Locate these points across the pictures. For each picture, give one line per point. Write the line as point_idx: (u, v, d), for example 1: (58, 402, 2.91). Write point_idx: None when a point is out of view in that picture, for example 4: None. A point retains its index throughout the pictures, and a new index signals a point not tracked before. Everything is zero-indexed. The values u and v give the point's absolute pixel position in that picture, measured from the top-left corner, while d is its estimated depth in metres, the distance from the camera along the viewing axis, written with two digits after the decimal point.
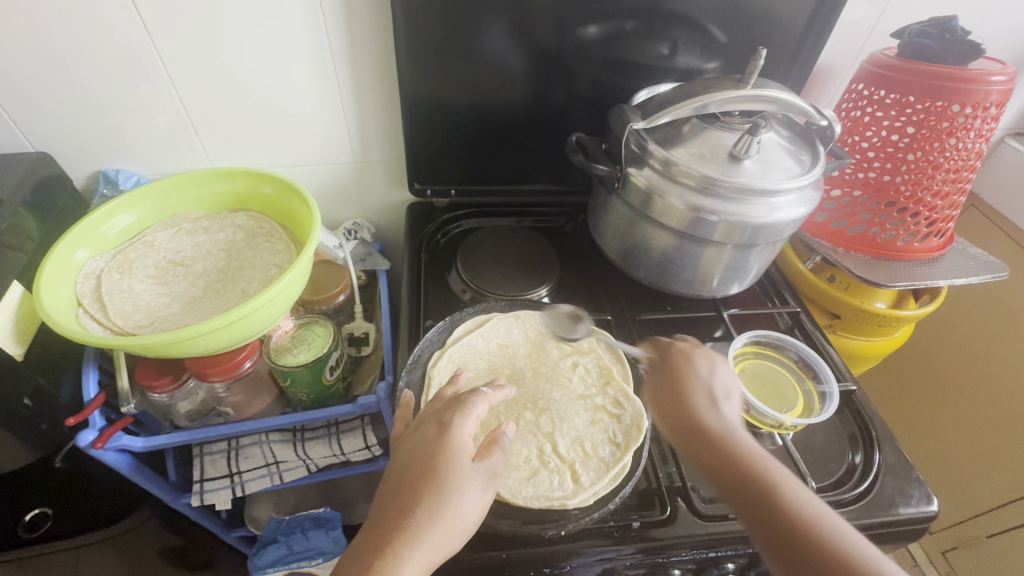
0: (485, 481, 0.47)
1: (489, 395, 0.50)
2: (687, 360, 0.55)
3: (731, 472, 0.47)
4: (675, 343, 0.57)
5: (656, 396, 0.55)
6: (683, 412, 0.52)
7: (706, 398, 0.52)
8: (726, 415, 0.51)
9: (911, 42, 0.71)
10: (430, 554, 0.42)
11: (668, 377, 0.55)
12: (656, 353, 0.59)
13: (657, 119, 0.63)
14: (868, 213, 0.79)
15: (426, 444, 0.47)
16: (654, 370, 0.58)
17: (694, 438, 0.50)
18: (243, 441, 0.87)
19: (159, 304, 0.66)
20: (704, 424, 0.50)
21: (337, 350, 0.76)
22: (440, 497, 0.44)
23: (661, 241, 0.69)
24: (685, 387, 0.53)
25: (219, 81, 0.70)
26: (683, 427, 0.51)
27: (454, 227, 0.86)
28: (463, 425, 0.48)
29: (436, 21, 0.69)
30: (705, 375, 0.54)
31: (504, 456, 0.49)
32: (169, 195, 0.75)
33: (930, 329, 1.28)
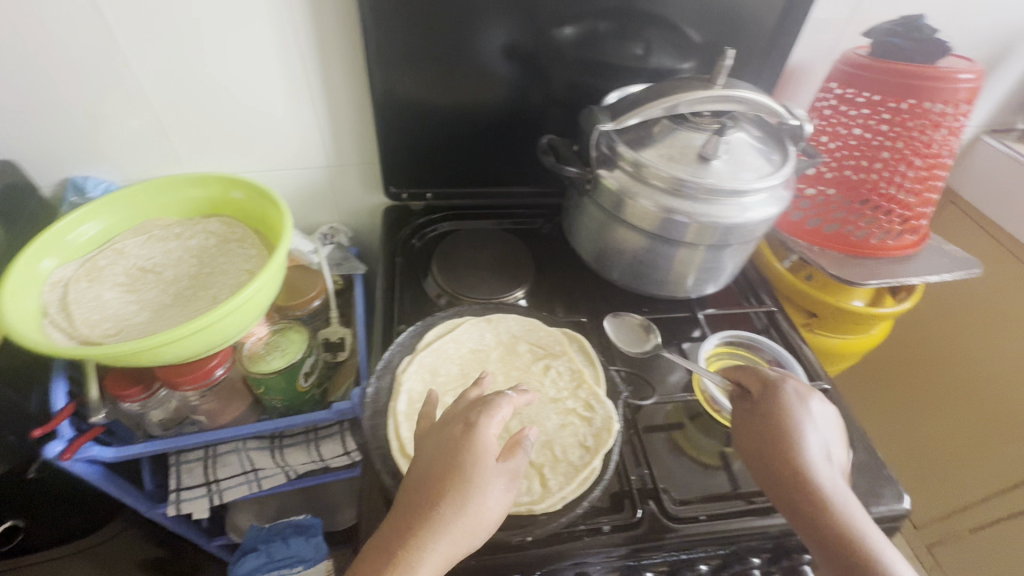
0: (508, 481, 0.45)
1: (514, 399, 0.48)
2: (802, 403, 0.55)
3: (831, 530, 0.47)
4: (789, 381, 0.57)
5: (758, 430, 0.55)
6: (789, 454, 0.52)
7: (819, 450, 0.52)
8: (835, 472, 0.51)
9: (881, 41, 0.71)
10: (452, 548, 0.42)
11: (771, 406, 0.55)
12: (757, 386, 0.58)
13: (625, 120, 0.63)
14: (842, 211, 0.78)
15: (450, 442, 0.45)
16: (754, 401, 0.57)
17: (797, 484, 0.50)
18: (221, 448, 0.86)
19: (127, 312, 0.66)
20: (812, 473, 0.50)
21: (312, 355, 0.75)
22: (465, 493, 0.43)
23: (634, 243, 0.69)
24: (797, 431, 0.53)
25: (191, 84, 0.69)
26: (788, 471, 0.51)
27: (429, 229, 0.86)
28: (488, 425, 0.46)
29: (406, 23, 0.69)
30: (821, 424, 0.54)
31: (527, 459, 0.47)
32: (139, 202, 0.74)
33: (911, 326, 1.30)
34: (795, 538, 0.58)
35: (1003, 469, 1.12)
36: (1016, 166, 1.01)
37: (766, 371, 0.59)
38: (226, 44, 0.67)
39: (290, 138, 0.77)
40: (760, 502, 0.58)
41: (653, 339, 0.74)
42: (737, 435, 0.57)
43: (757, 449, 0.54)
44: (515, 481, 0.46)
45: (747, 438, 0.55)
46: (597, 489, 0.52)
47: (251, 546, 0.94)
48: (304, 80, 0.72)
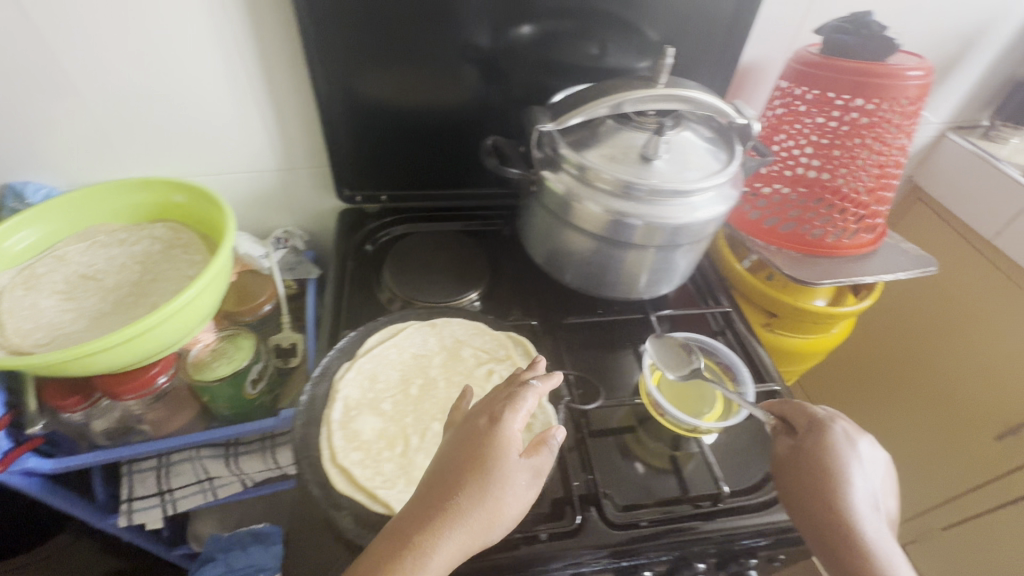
0: (530, 478, 0.45)
1: (540, 388, 0.47)
2: (850, 445, 0.54)
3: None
4: (837, 421, 0.56)
5: (801, 467, 0.54)
6: (830, 493, 0.51)
7: (867, 495, 0.51)
8: (881, 520, 0.50)
9: (830, 38, 0.70)
10: (467, 540, 0.41)
11: (818, 442, 0.54)
12: (803, 423, 0.57)
13: (567, 121, 0.62)
14: (797, 210, 0.77)
15: (473, 433, 0.44)
16: (798, 437, 0.56)
17: (838, 527, 0.49)
18: (174, 457, 0.84)
19: (62, 321, 0.64)
20: (855, 517, 0.50)
21: (261, 362, 0.74)
22: (489, 486, 0.42)
23: (582, 244, 0.68)
24: (844, 473, 0.52)
25: (133, 86, 0.68)
26: (832, 515, 0.50)
27: (382, 233, 0.85)
28: (512, 420, 0.45)
29: (348, 23, 0.68)
30: (868, 468, 0.53)
31: (552, 458, 0.46)
32: (80, 209, 0.73)
33: (882, 323, 1.30)
34: (740, 543, 0.57)
35: (971, 465, 1.12)
36: (982, 164, 1.01)
37: (813, 408, 0.58)
38: (171, 45, 0.65)
39: (241, 140, 0.76)
40: (703, 507, 0.58)
41: (606, 341, 0.73)
42: (778, 469, 0.56)
43: (800, 487, 0.53)
44: (538, 478, 0.45)
45: (791, 476, 0.54)
46: None
47: (210, 556, 0.92)
48: (252, 81, 0.71)
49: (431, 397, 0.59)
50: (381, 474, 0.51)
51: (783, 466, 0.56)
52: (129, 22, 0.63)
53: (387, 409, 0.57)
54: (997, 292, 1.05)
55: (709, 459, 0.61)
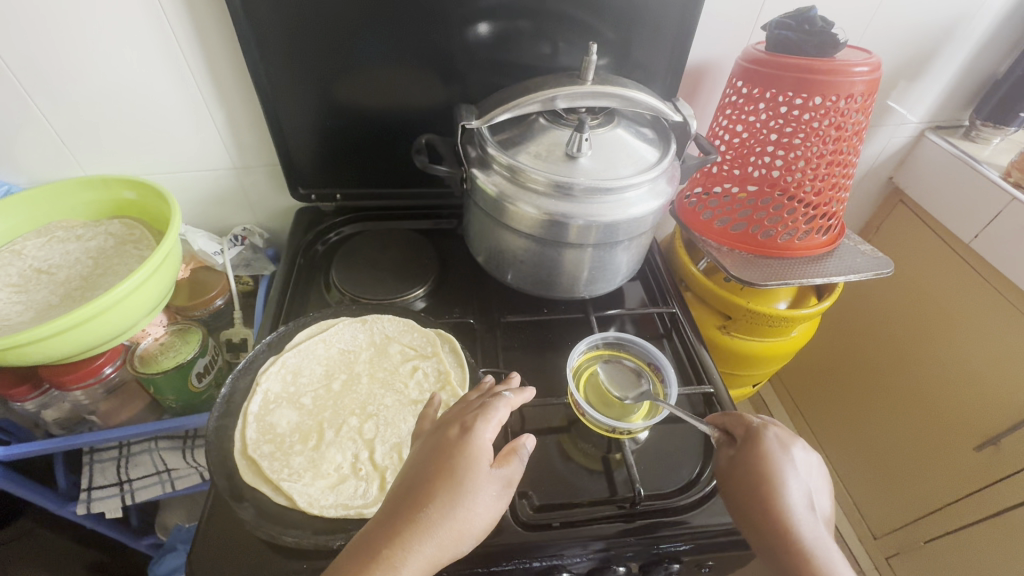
0: (500, 488, 0.44)
1: (513, 400, 0.46)
2: (783, 452, 0.49)
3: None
4: (770, 427, 0.51)
5: (738, 482, 0.49)
6: (766, 502, 0.47)
7: (803, 500, 0.47)
8: (820, 526, 0.46)
9: (773, 35, 0.69)
10: (437, 553, 0.39)
11: (749, 453, 0.50)
12: (740, 431, 0.52)
13: (494, 118, 0.61)
14: (747, 210, 0.76)
15: (445, 444, 0.43)
16: (736, 449, 0.52)
17: (778, 542, 0.45)
18: (134, 447, 0.86)
19: (10, 313, 0.66)
20: (793, 530, 0.45)
21: (207, 356, 0.75)
22: (458, 494, 0.41)
23: (519, 243, 0.68)
24: (779, 480, 0.47)
25: (84, 87, 0.69)
26: (770, 527, 0.46)
27: (333, 234, 0.86)
28: (485, 428, 0.44)
29: (288, 23, 0.68)
30: (803, 471, 0.49)
31: (521, 468, 0.46)
32: (39, 205, 0.75)
33: (862, 328, 1.28)
34: (661, 547, 0.56)
35: (958, 475, 1.07)
36: (961, 165, 0.98)
37: (749, 417, 0.54)
38: (120, 48, 0.67)
39: (197, 141, 0.78)
40: (620, 509, 0.57)
41: (547, 342, 0.73)
42: (722, 488, 0.51)
43: (737, 501, 0.49)
44: (508, 488, 0.44)
45: (730, 490, 0.50)
46: None
47: (171, 546, 0.95)
48: (202, 82, 0.72)
49: (353, 391, 0.60)
50: (289, 467, 0.52)
51: (725, 482, 0.51)
52: (77, 27, 0.64)
53: (307, 403, 0.58)
54: (975, 296, 1.02)
55: (628, 459, 0.59)
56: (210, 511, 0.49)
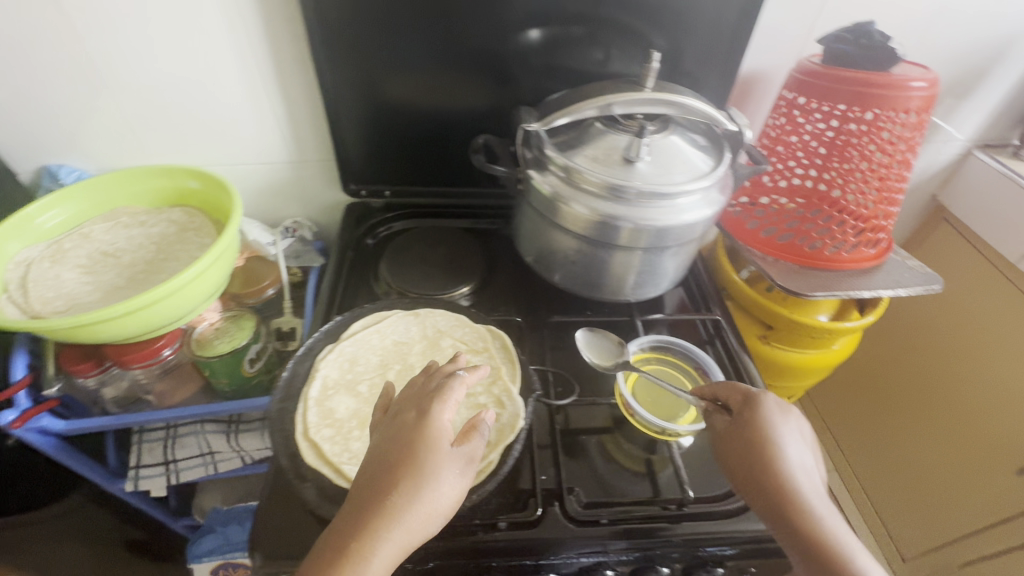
0: (462, 466, 0.45)
1: (468, 378, 0.47)
2: (780, 417, 0.52)
3: (811, 547, 0.44)
4: (766, 394, 0.54)
5: (740, 449, 0.51)
6: (771, 470, 0.49)
7: (800, 459, 0.50)
8: (814, 482, 0.49)
9: (829, 47, 0.69)
10: (406, 537, 0.41)
11: (752, 423, 0.52)
12: (737, 400, 0.55)
13: (554, 122, 0.63)
14: (795, 221, 0.76)
15: (404, 428, 0.44)
16: (733, 416, 0.54)
17: (778, 497, 0.47)
18: (181, 429, 0.90)
19: (81, 292, 0.69)
20: (795, 495, 0.47)
21: (259, 342, 0.77)
22: (419, 481, 0.42)
23: (569, 244, 0.69)
24: (777, 441, 0.50)
25: (161, 78, 0.73)
26: (769, 484, 0.48)
27: (383, 229, 0.88)
28: (442, 411, 0.46)
29: (357, 22, 0.71)
30: (799, 433, 0.52)
31: (484, 443, 0.47)
32: (107, 191, 0.79)
33: (899, 346, 1.26)
34: (705, 549, 0.56)
35: (994, 498, 1.05)
36: (1009, 185, 0.97)
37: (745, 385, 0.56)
38: (190, 42, 0.70)
39: (256, 134, 0.81)
40: (668, 510, 0.57)
41: (592, 343, 0.74)
42: (720, 456, 0.53)
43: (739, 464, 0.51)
44: (471, 464, 0.46)
45: (730, 452, 0.52)
46: (488, 485, 0.52)
47: (210, 527, 0.98)
48: (270, 77, 0.75)
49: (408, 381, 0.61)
50: (349, 451, 0.53)
51: (724, 452, 0.53)
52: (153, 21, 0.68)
53: (364, 391, 0.60)
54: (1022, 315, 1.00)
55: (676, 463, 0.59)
56: (272, 489, 0.51)
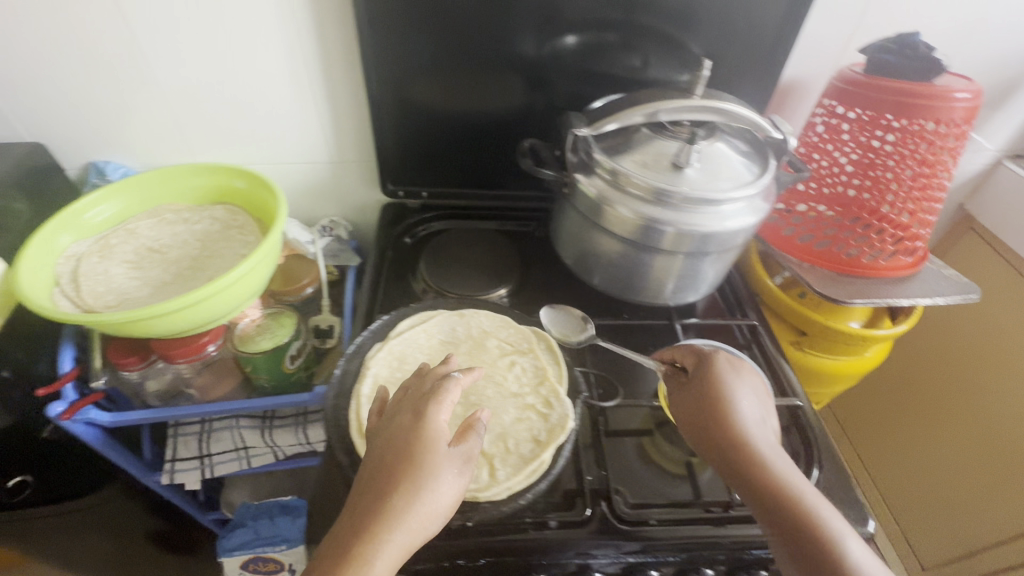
0: (461, 464, 0.47)
1: (461, 379, 0.49)
2: (731, 372, 0.58)
3: (766, 487, 0.49)
4: (719, 353, 0.60)
5: (694, 402, 0.57)
6: (721, 419, 0.54)
7: (752, 412, 0.55)
8: (766, 431, 0.54)
9: (873, 58, 0.70)
10: (407, 539, 0.42)
11: (705, 381, 0.58)
12: (692, 361, 0.61)
13: (603, 126, 0.64)
14: (832, 229, 0.77)
15: (402, 430, 0.46)
16: (688, 375, 0.60)
17: (733, 443, 0.53)
18: (215, 424, 0.91)
19: (130, 288, 0.70)
20: (743, 440, 0.53)
21: (300, 340, 0.78)
22: (418, 483, 0.44)
23: (611, 247, 0.70)
24: (731, 396, 0.56)
25: (210, 78, 0.74)
26: (724, 433, 0.53)
27: (421, 228, 0.88)
28: (438, 411, 0.48)
29: (405, 24, 0.72)
30: (751, 390, 0.58)
31: (480, 441, 0.49)
32: (153, 187, 0.80)
33: (922, 358, 1.26)
34: (749, 552, 0.57)
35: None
36: None
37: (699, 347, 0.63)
38: (235, 44, 0.72)
39: (295, 134, 0.82)
40: (716, 513, 0.57)
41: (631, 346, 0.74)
42: (676, 411, 0.59)
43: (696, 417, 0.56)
44: (469, 462, 0.47)
45: (688, 407, 0.57)
46: (541, 484, 0.52)
47: (240, 521, 0.98)
48: (316, 78, 0.76)
49: None
50: None
51: (679, 407, 0.59)
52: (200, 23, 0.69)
53: None
54: None
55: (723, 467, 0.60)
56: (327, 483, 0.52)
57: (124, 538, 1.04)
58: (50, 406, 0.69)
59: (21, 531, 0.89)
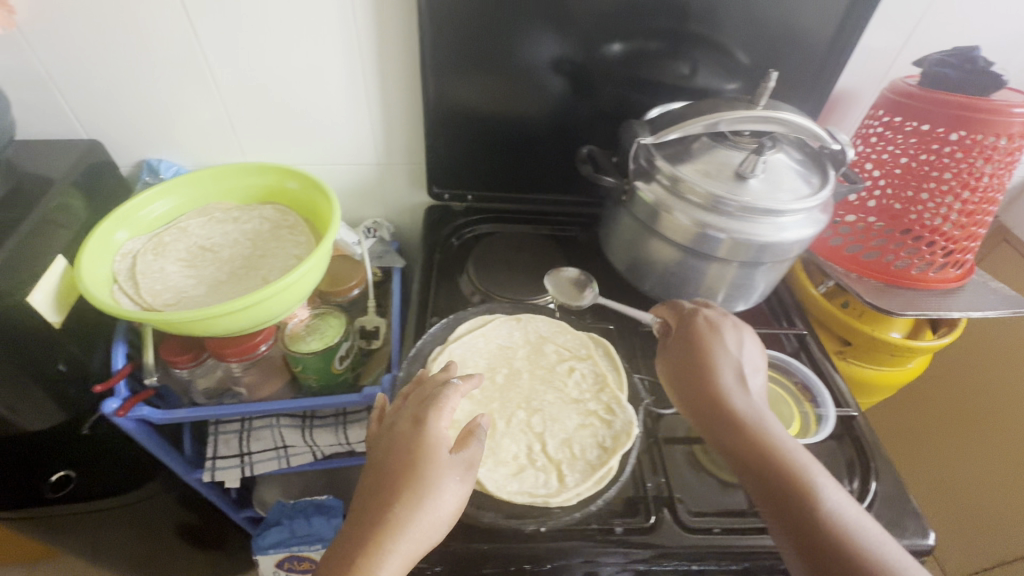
0: (463, 471, 0.49)
1: (461, 387, 0.51)
2: (712, 333, 0.56)
3: (750, 448, 0.48)
4: (701, 312, 0.59)
5: (677, 365, 0.56)
6: (702, 382, 0.53)
7: (733, 374, 0.53)
8: (749, 393, 0.52)
9: (930, 71, 0.70)
10: (411, 547, 0.44)
11: (687, 343, 0.56)
12: (677, 322, 0.60)
13: (665, 136, 0.65)
14: (882, 239, 0.78)
15: (404, 438, 0.49)
16: (671, 337, 0.59)
17: (713, 409, 0.51)
18: (255, 422, 0.90)
19: (186, 286, 0.70)
20: (723, 401, 0.51)
21: (348, 341, 0.79)
22: (419, 493, 0.46)
23: (666, 255, 0.70)
24: (712, 360, 0.54)
25: (265, 79, 0.75)
26: (703, 398, 0.52)
27: (468, 230, 0.89)
28: (438, 419, 0.50)
29: (461, 28, 0.72)
30: (734, 349, 0.55)
31: (481, 448, 0.50)
32: (204, 186, 0.80)
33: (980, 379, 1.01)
34: None
35: None
36: None
37: (685, 307, 0.61)
38: (289, 46, 0.72)
39: (343, 136, 0.82)
40: None
41: None
42: (662, 374, 0.57)
43: (678, 384, 0.55)
44: (471, 470, 0.49)
45: (670, 373, 0.56)
46: (610, 490, 0.52)
47: (276, 520, 0.98)
48: (370, 80, 0.77)
49: (516, 386, 0.62)
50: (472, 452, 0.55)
51: (665, 370, 0.57)
52: (255, 25, 0.70)
53: (476, 393, 0.61)
54: None
55: None
56: None
57: (153, 543, 1.02)
58: (105, 402, 0.69)
59: (57, 526, 0.88)
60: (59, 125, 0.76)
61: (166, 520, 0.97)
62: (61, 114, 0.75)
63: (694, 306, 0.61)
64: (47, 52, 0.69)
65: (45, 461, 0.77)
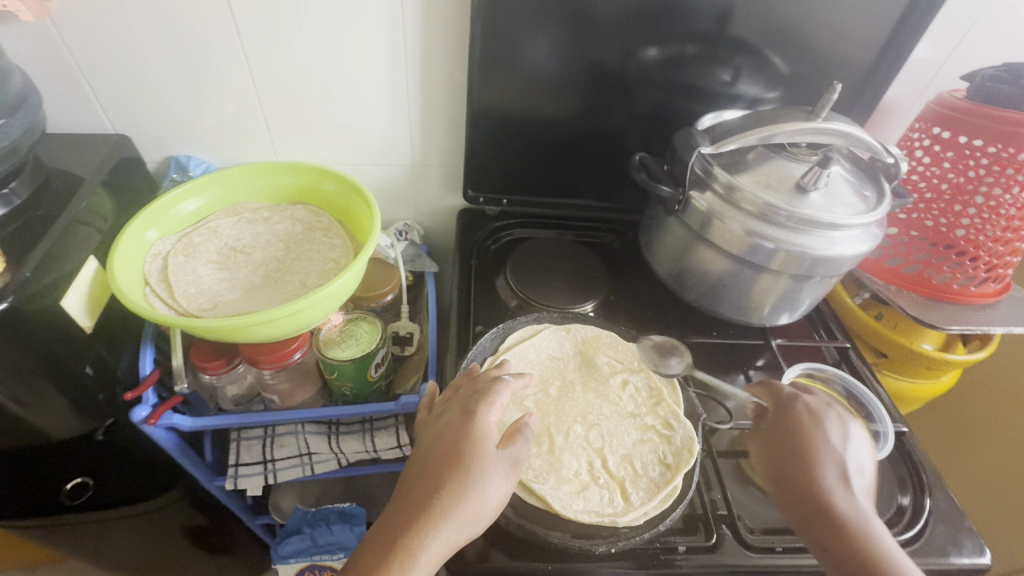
0: (508, 468, 0.49)
1: (512, 384, 0.52)
2: (814, 422, 0.53)
3: (854, 559, 0.45)
4: (801, 398, 0.55)
5: (773, 454, 0.53)
6: (801, 478, 0.50)
7: (838, 473, 0.49)
8: (857, 497, 0.48)
9: (983, 86, 0.70)
10: (452, 536, 0.45)
11: (784, 430, 0.53)
12: (773, 404, 0.56)
13: (724, 145, 0.64)
14: (924, 253, 0.78)
15: (452, 427, 0.49)
16: (767, 421, 0.56)
17: (817, 513, 0.47)
18: (279, 429, 0.85)
19: (220, 289, 0.68)
20: (825, 502, 0.48)
21: (383, 348, 0.77)
22: (464, 483, 0.46)
23: (717, 265, 0.69)
24: (814, 456, 0.50)
25: (301, 76, 0.73)
26: (801, 496, 0.49)
27: (505, 234, 0.88)
28: (487, 412, 0.50)
29: (508, 30, 0.70)
30: (838, 444, 0.51)
31: (527, 446, 0.51)
32: (235, 183, 0.77)
33: (994, 400, 0.93)
34: None
35: None
36: None
37: (781, 387, 0.57)
38: (328, 44, 0.70)
39: (378, 136, 0.80)
40: None
41: (723, 364, 0.75)
42: (757, 460, 0.54)
43: (776, 476, 0.52)
44: (515, 468, 0.49)
45: (766, 464, 0.53)
46: (677, 508, 0.53)
47: (297, 527, 0.95)
48: (409, 81, 0.75)
49: (571, 399, 0.63)
50: (533, 469, 0.55)
51: (760, 457, 0.54)
52: (294, 23, 0.68)
53: (531, 406, 0.62)
54: None
55: None
56: None
57: (164, 555, 0.98)
58: (134, 409, 0.66)
59: (69, 534, 0.84)
60: (89, 119, 0.74)
61: (180, 530, 0.94)
62: (91, 108, 0.73)
63: (793, 387, 0.57)
64: (79, 42, 0.66)
65: (60, 469, 0.73)
